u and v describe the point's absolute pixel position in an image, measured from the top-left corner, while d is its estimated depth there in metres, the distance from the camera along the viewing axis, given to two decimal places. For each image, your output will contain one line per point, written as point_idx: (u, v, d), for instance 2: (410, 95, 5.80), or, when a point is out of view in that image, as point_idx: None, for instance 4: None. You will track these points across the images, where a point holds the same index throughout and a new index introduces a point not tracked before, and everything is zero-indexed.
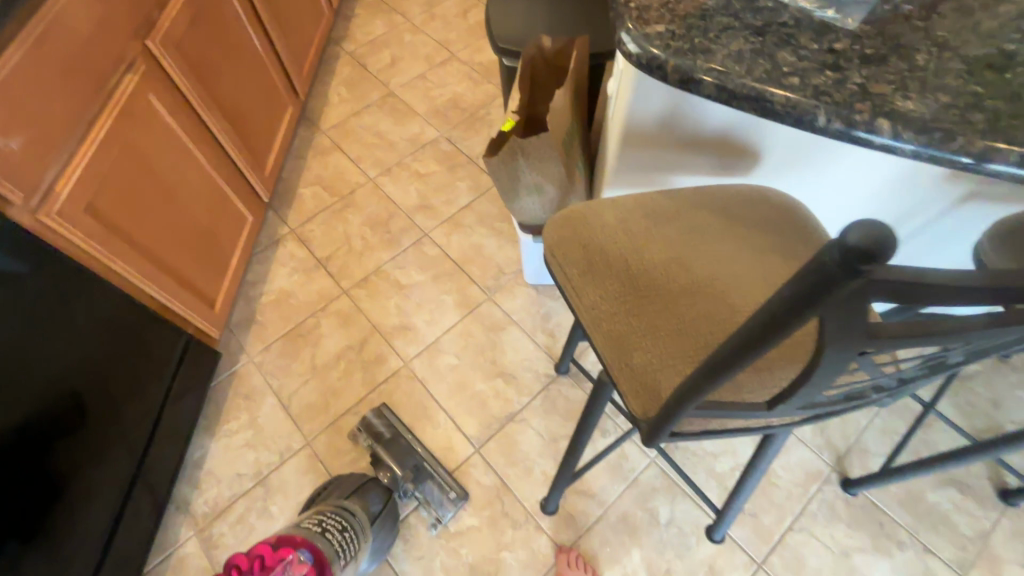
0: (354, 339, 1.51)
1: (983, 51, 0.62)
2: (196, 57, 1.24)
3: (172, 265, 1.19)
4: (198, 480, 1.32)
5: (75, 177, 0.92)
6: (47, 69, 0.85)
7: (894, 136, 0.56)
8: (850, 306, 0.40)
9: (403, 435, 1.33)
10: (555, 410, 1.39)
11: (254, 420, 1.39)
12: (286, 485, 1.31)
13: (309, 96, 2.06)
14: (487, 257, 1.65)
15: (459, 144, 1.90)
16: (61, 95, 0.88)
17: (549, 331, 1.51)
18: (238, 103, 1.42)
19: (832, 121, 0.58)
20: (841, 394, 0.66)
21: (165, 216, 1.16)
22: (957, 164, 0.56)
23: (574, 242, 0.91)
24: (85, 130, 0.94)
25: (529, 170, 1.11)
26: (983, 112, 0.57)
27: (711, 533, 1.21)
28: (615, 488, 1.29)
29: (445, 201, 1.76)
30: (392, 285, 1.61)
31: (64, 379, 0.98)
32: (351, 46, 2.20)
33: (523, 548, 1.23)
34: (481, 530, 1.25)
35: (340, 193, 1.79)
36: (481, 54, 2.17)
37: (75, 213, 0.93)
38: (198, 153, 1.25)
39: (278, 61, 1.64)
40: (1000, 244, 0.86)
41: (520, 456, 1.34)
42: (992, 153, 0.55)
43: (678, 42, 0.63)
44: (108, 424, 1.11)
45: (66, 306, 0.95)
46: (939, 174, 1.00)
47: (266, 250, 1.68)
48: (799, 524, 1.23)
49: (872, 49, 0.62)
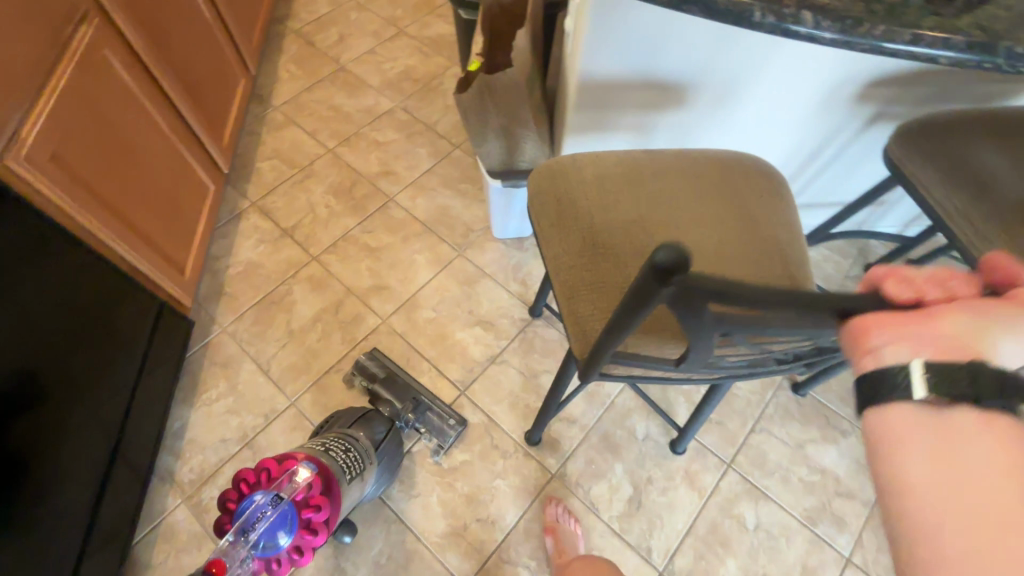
0: (329, 302, 1.68)
1: None
2: (147, 18, 1.33)
3: (131, 217, 1.29)
4: (179, 450, 1.44)
5: (38, 124, 1.01)
6: (11, 13, 0.95)
7: (815, 26, 0.68)
8: (684, 302, 0.58)
9: (399, 374, 1.51)
10: (533, 349, 1.59)
11: (234, 386, 1.54)
12: (273, 443, 1.46)
13: (259, 75, 2.21)
14: (454, 217, 1.87)
15: (414, 113, 2.11)
16: (22, 40, 0.98)
17: (520, 280, 1.73)
18: (189, 68, 1.53)
19: (766, 16, 0.69)
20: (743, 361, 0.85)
21: (122, 170, 1.26)
22: (864, 47, 0.69)
23: (549, 198, 1.05)
24: (47, 76, 1.04)
25: (496, 112, 1.28)
26: (880, 6, 0.70)
27: (675, 447, 1.36)
28: (594, 412, 1.44)
29: (407, 167, 1.98)
30: (362, 248, 1.80)
31: (52, 333, 1.07)
32: (298, 25, 2.37)
33: (514, 473, 1.38)
34: (473, 463, 1.40)
35: (300, 165, 1.98)
36: (427, 30, 2.36)
37: (41, 158, 1.03)
38: (153, 112, 1.35)
39: (224, 30, 1.74)
40: (903, 139, 1.01)
41: (504, 394, 1.52)
42: (891, 35, 0.68)
43: None
44: (95, 372, 1.20)
45: (49, 259, 1.04)
46: (852, 94, 1.17)
47: (229, 224, 1.84)
48: (759, 427, 1.43)
49: None
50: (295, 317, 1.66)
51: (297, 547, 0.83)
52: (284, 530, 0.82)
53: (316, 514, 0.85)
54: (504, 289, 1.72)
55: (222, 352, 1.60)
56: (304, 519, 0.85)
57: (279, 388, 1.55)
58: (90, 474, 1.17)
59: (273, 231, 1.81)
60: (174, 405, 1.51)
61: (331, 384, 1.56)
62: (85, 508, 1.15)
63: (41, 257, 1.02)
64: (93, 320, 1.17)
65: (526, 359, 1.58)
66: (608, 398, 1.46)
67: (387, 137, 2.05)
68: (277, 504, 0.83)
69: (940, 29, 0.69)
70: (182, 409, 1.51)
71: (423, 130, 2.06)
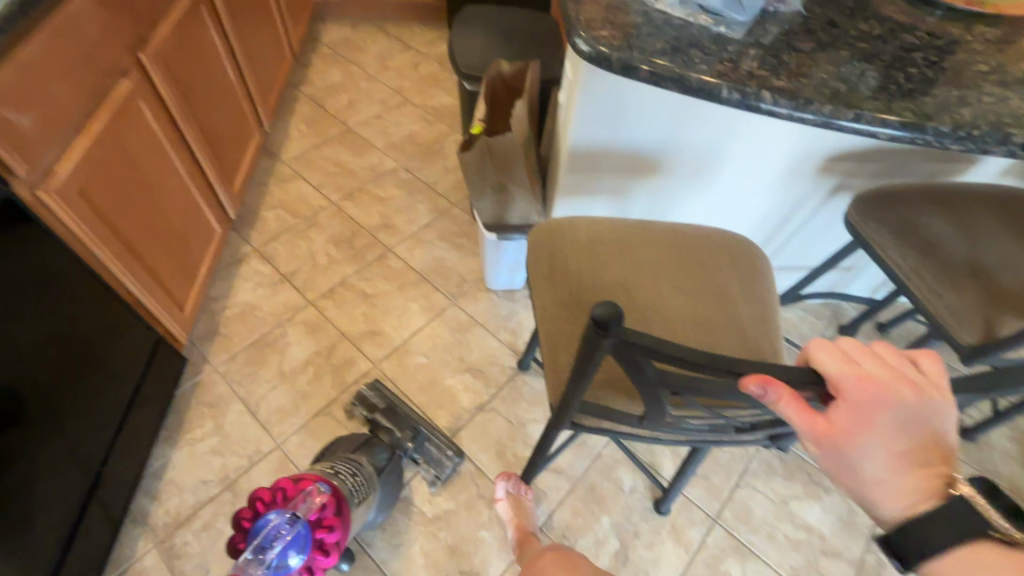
0: (322, 346, 1.75)
1: (826, 55, 0.90)
2: (178, 74, 1.46)
3: (143, 253, 1.35)
4: (156, 492, 1.45)
5: (72, 159, 1.09)
6: (60, 59, 1.05)
7: (773, 103, 0.82)
8: (629, 353, 0.65)
9: (399, 406, 1.60)
10: (521, 398, 1.68)
11: (219, 427, 1.57)
12: (254, 487, 1.48)
13: (271, 132, 2.37)
14: (449, 268, 1.97)
15: (416, 173, 2.25)
16: (67, 83, 1.07)
17: (511, 329, 1.83)
18: (211, 121, 1.65)
19: (732, 93, 0.83)
20: (707, 425, 0.89)
21: (141, 208, 1.33)
22: (815, 120, 0.82)
23: (544, 254, 1.13)
24: (84, 118, 1.13)
25: (495, 172, 1.41)
26: (828, 88, 0.84)
27: (659, 506, 1.42)
28: (581, 463, 1.51)
29: (406, 221, 2.09)
30: (359, 295, 1.89)
31: (49, 365, 1.10)
32: (311, 89, 2.56)
33: (498, 525, 1.47)
34: (457, 512, 1.48)
35: (303, 215, 2.09)
36: (432, 100, 2.56)
37: (68, 191, 1.09)
38: (175, 157, 1.45)
39: (245, 90, 1.89)
40: (863, 207, 1.12)
41: (491, 441, 1.60)
42: (836, 113, 0.82)
43: (618, 43, 0.87)
44: (85, 406, 1.21)
45: (57, 294, 1.09)
46: (814, 167, 1.30)
47: (229, 267, 1.93)
48: (745, 481, 1.49)
49: (754, 52, 0.89)
50: (288, 360, 1.72)
51: (310, 565, 1.04)
52: (297, 551, 1.02)
53: (327, 535, 1.07)
54: (491, 339, 1.80)
55: (213, 392, 1.64)
56: (318, 538, 1.06)
57: (265, 429, 1.58)
58: (68, 511, 1.17)
59: (272, 277, 1.91)
60: (156, 444, 1.53)
61: (319, 425, 1.60)
62: (57, 546, 1.14)
63: (50, 290, 1.07)
64: (89, 353, 1.20)
65: (508, 407, 1.67)
66: (595, 449, 1.53)
67: (388, 192, 2.18)
68: (293, 526, 1.04)
69: (878, 109, 0.82)
70: (167, 447, 1.53)
71: (423, 188, 2.19)
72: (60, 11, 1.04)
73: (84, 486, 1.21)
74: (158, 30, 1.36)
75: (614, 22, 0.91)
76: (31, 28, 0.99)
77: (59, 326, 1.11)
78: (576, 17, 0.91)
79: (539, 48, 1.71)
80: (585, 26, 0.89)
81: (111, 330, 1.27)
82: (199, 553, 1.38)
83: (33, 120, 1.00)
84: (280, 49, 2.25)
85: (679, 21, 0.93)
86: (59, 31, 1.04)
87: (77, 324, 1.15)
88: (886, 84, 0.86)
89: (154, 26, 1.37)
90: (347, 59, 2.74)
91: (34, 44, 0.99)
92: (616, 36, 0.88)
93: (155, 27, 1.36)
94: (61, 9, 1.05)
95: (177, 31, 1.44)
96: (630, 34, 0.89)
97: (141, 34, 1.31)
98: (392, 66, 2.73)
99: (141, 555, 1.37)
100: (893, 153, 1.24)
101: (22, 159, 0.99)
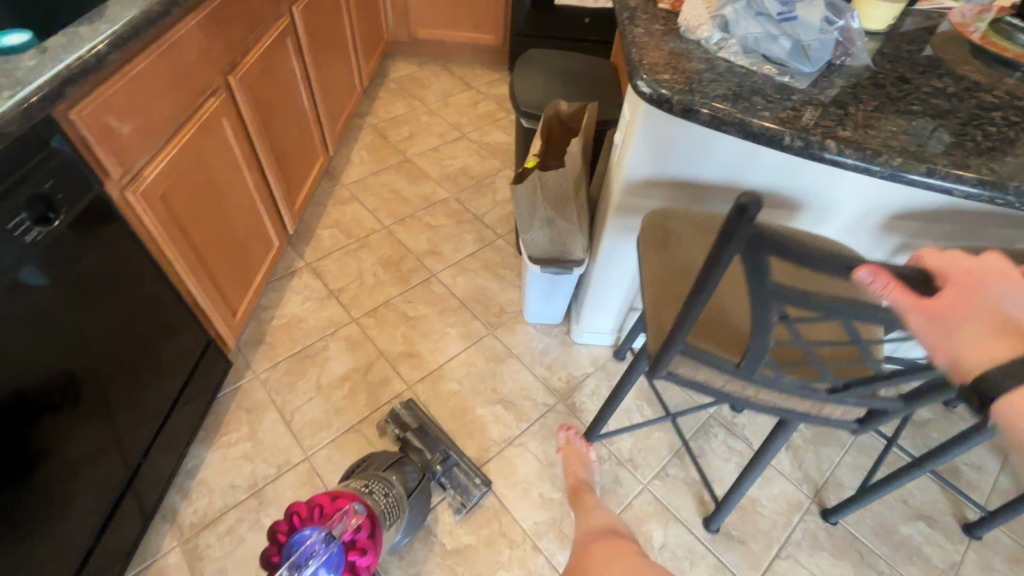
0: (360, 363, 1.79)
1: (896, 111, 0.88)
2: (259, 98, 1.58)
3: (207, 260, 1.43)
4: (188, 490, 1.48)
5: (158, 167, 1.18)
6: (162, 76, 1.16)
7: (837, 153, 0.80)
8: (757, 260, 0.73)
9: (431, 428, 1.59)
10: (552, 436, 1.66)
11: (254, 433, 1.60)
12: (280, 496, 1.49)
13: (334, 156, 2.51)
14: (490, 298, 2.00)
15: (466, 204, 2.32)
16: (164, 98, 1.17)
17: (546, 365, 1.83)
18: (282, 142, 1.77)
19: (795, 140, 0.82)
20: (795, 379, 0.98)
21: (212, 217, 1.42)
22: (883, 173, 0.79)
23: (648, 228, 1.21)
24: (173, 132, 1.23)
25: (545, 206, 1.43)
26: (899, 142, 0.81)
27: (709, 523, 1.47)
28: (609, 511, 1.51)
29: (452, 249, 2.15)
30: (400, 316, 1.93)
31: (113, 357, 1.17)
32: (375, 120, 2.71)
33: (519, 567, 1.42)
34: (477, 547, 1.44)
35: (356, 236, 2.18)
36: (488, 137, 2.66)
37: (151, 196, 1.18)
38: (246, 173, 1.55)
39: (316, 118, 2.03)
40: None
41: (518, 478, 1.57)
42: (907, 167, 0.79)
43: (680, 86, 0.88)
44: (134, 400, 1.26)
45: (128, 291, 1.17)
46: (876, 224, 1.26)
47: (281, 279, 2.02)
48: (786, 552, 1.46)
49: (819, 102, 0.88)
50: (327, 373, 1.76)
51: None
52: (331, 572, 1.02)
53: (360, 558, 1.07)
54: (524, 373, 1.80)
55: (253, 397, 1.69)
56: (351, 560, 1.06)
57: (297, 439, 1.61)
58: (104, 500, 1.20)
59: (321, 291, 1.99)
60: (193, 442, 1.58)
61: (348, 440, 1.62)
62: (89, 534, 1.17)
63: (122, 288, 1.15)
64: (146, 350, 1.27)
65: (535, 444, 1.65)
66: (625, 499, 1.53)
67: (438, 221, 2.25)
68: (329, 546, 1.03)
69: (952, 166, 0.79)
70: (204, 446, 1.57)
71: (471, 219, 2.26)
72: (168, 34, 1.16)
73: (122, 476, 1.24)
74: (246, 57, 1.49)
75: (676, 67, 0.93)
76: (141, 48, 1.10)
77: (125, 321, 1.18)
78: (639, 61, 0.94)
79: (596, 90, 1.75)
80: (647, 69, 0.91)
81: (172, 329, 1.34)
82: (221, 557, 1.39)
83: (130, 129, 1.10)
84: (351, 81, 2.41)
85: (742, 70, 0.94)
86: (164, 52, 1.15)
87: (140, 321, 1.22)
88: (962, 141, 0.83)
89: (244, 53, 1.50)
90: (411, 94, 2.90)
91: (142, 61, 1.10)
92: (677, 80, 0.90)
93: (245, 54, 1.49)
94: (169, 33, 1.16)
95: (264, 59, 1.57)
96: (691, 78, 0.91)
97: (232, 60, 1.43)
98: (452, 103, 2.86)
99: (165, 552, 1.39)
100: (962, 215, 1.19)
101: (116, 163, 1.08)
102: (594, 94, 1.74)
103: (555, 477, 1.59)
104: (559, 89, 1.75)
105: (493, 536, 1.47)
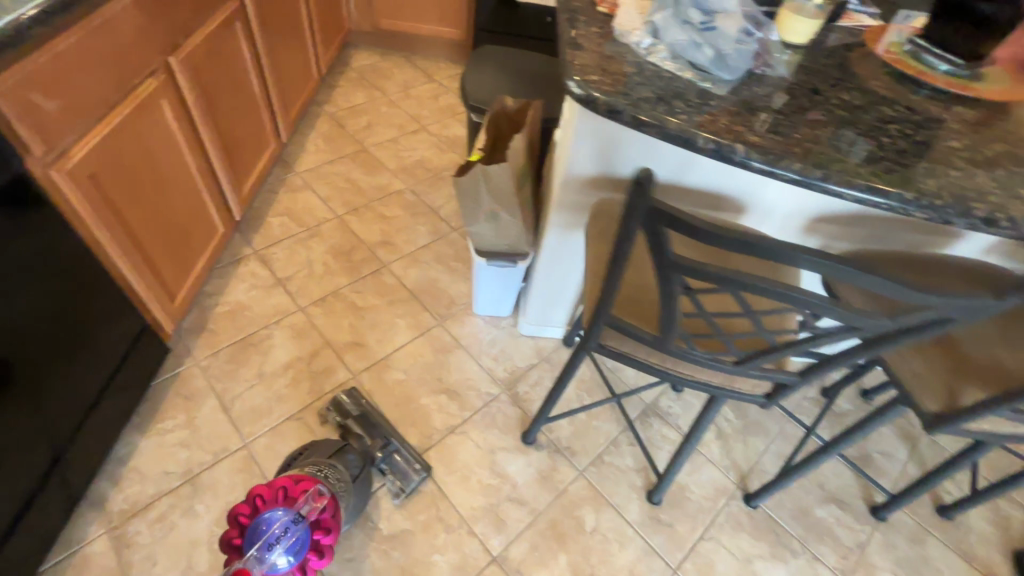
0: (306, 351, 1.85)
1: (803, 117, 0.94)
2: (205, 82, 1.55)
3: (145, 245, 1.40)
4: (119, 476, 1.52)
5: (89, 146, 1.16)
6: (92, 52, 1.13)
7: (746, 157, 0.87)
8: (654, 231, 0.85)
9: (371, 413, 1.69)
10: (494, 423, 1.76)
11: (191, 420, 1.65)
12: (218, 482, 1.55)
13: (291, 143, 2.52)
14: (438, 289, 2.07)
15: (421, 197, 2.37)
16: (94, 74, 1.15)
17: (490, 355, 1.92)
18: (230, 128, 1.74)
19: (707, 142, 0.87)
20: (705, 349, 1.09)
21: (150, 201, 1.39)
22: (785, 177, 0.86)
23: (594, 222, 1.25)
24: (106, 110, 1.21)
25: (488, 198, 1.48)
26: (801, 147, 0.88)
27: (651, 497, 1.65)
28: (545, 497, 1.64)
29: (405, 241, 2.21)
30: (349, 305, 1.99)
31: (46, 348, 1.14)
32: (334, 108, 2.72)
33: (453, 550, 1.52)
34: (411, 530, 1.54)
35: (308, 225, 2.21)
36: (447, 129, 2.69)
37: (80, 176, 1.15)
38: (190, 158, 1.52)
39: (268, 104, 2.00)
40: None
41: (458, 465, 1.67)
42: (807, 171, 0.86)
43: (608, 88, 0.93)
44: (65, 387, 1.23)
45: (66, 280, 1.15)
46: (799, 228, 1.34)
47: (227, 266, 2.04)
48: (709, 535, 1.62)
49: (733, 108, 0.94)
50: (273, 363, 1.81)
51: (306, 563, 1.15)
52: (291, 553, 1.11)
53: (323, 539, 1.18)
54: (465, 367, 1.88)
55: (198, 388, 1.73)
56: (316, 537, 1.17)
57: (241, 428, 1.66)
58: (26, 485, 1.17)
59: (270, 282, 2.02)
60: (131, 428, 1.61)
61: (291, 428, 1.68)
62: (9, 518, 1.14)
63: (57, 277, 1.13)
64: (80, 339, 1.24)
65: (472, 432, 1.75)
66: (562, 484, 1.67)
67: (393, 212, 2.30)
68: (292, 528, 1.13)
69: (845, 170, 0.86)
70: (149, 433, 1.62)
71: (427, 211, 2.31)
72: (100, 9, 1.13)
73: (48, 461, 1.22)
74: (192, 40, 1.47)
75: (606, 69, 0.97)
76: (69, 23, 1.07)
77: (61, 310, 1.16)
78: (573, 62, 0.98)
79: (545, 87, 1.81)
80: (580, 70, 0.95)
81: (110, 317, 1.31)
82: (153, 541, 1.44)
83: (55, 105, 1.07)
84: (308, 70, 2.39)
85: (668, 74, 0.99)
86: (94, 27, 1.12)
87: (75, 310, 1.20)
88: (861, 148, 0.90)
89: (190, 36, 1.47)
90: (371, 83, 2.90)
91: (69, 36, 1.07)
92: (606, 81, 0.94)
93: (191, 36, 1.46)
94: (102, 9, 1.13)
95: (211, 43, 1.55)
96: (620, 81, 0.95)
97: (175, 40, 1.40)
98: (411, 94, 2.88)
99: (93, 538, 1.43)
100: (873, 219, 1.29)
101: (39, 139, 1.05)
102: (544, 91, 1.79)
103: (486, 464, 1.69)
104: (508, 85, 1.80)
105: (425, 522, 1.56)
